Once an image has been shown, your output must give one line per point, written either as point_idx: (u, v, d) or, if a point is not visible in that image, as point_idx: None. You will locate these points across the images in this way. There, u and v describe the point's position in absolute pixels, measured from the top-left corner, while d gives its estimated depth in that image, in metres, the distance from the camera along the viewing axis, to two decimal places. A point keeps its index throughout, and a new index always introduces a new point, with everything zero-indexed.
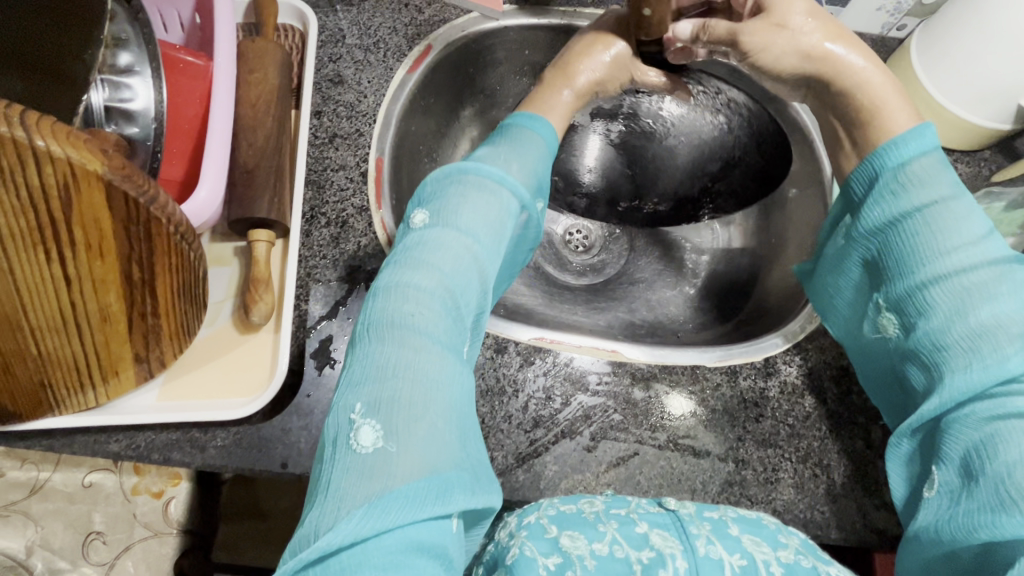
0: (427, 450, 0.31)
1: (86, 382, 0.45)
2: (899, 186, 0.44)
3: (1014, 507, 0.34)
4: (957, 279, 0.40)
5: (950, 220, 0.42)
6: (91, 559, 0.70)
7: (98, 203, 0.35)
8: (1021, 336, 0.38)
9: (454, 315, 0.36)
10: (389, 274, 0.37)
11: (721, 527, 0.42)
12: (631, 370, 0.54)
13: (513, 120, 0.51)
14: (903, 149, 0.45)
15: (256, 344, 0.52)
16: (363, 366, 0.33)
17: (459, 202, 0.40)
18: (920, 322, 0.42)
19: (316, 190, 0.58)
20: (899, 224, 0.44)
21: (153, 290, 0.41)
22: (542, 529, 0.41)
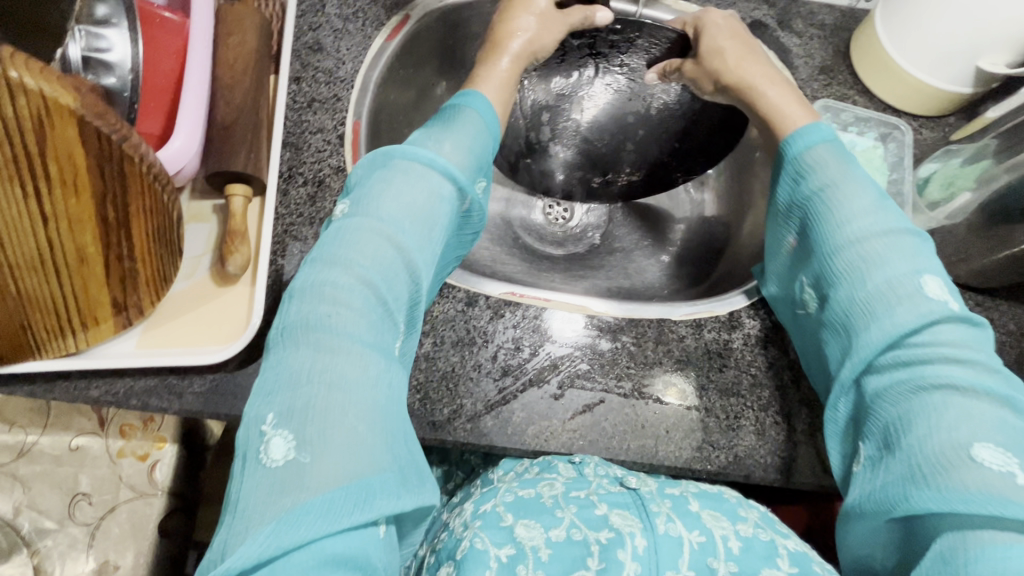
0: (344, 461, 0.31)
1: (66, 326, 0.46)
2: (807, 172, 0.50)
3: (923, 480, 0.36)
4: (858, 248, 0.44)
5: (845, 198, 0.47)
6: (77, 519, 0.72)
7: (72, 137, 0.37)
8: (909, 294, 0.42)
9: (380, 308, 0.37)
10: (308, 271, 0.38)
11: (680, 504, 0.44)
12: (599, 322, 0.56)
13: (456, 98, 0.51)
14: (805, 139, 0.51)
15: (233, 296, 0.53)
16: (277, 375, 0.34)
17: (381, 191, 0.41)
18: (833, 292, 0.46)
19: (294, 151, 0.59)
20: (811, 205, 0.49)
21: (129, 232, 0.43)
22: (498, 517, 0.43)
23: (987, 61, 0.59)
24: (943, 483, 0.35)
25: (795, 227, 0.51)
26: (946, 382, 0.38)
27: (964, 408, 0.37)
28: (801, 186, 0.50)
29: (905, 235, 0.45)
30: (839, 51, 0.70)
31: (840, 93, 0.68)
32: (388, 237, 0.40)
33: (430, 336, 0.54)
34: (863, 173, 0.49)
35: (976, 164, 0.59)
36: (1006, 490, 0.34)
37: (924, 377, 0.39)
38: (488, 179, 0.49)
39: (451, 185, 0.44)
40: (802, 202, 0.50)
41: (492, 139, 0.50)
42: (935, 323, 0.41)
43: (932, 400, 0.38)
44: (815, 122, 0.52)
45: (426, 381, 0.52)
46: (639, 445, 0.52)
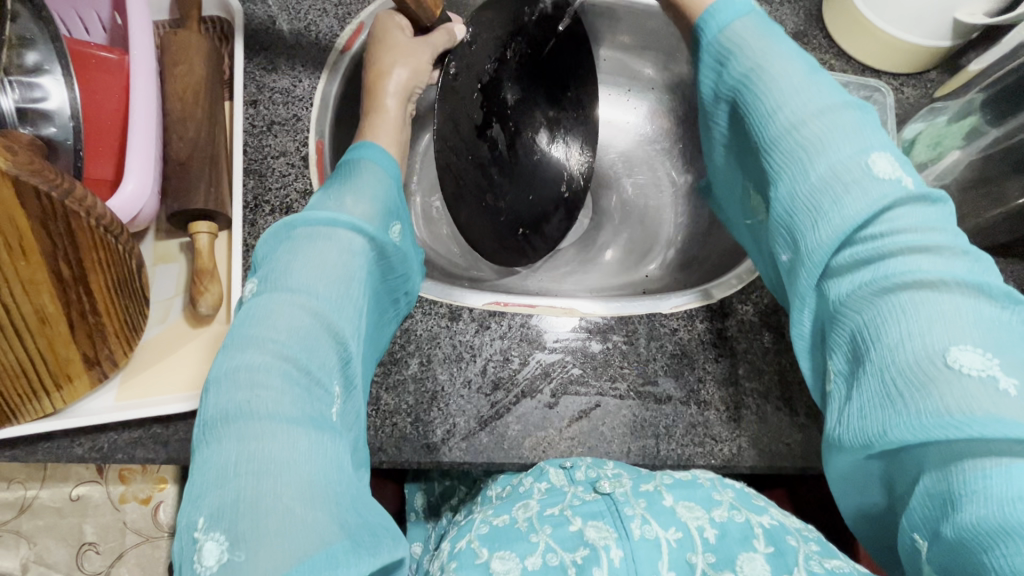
0: (280, 544, 0.30)
1: (38, 388, 0.45)
2: (729, 58, 0.43)
3: (900, 402, 0.31)
4: (797, 132, 0.38)
5: (776, 77, 0.40)
6: (87, 568, 0.72)
7: (8, 198, 0.36)
8: (865, 183, 0.35)
9: (303, 382, 0.36)
10: (220, 363, 0.37)
11: (655, 501, 0.42)
12: (588, 324, 0.54)
13: (358, 149, 0.49)
14: (718, 17, 0.44)
15: (208, 337, 0.52)
16: (202, 478, 0.33)
17: (290, 262, 0.40)
18: (776, 190, 0.39)
19: (257, 179, 0.57)
20: (740, 91, 0.42)
21: (88, 288, 0.42)
22: (474, 554, 0.42)
23: (966, 11, 0.57)
24: (923, 406, 0.30)
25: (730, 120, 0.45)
26: (913, 281, 0.32)
27: (933, 305, 0.32)
28: (728, 71, 0.43)
29: (843, 108, 0.38)
30: (811, 14, 0.67)
31: (817, 58, 0.66)
32: (304, 307, 0.39)
33: (416, 356, 0.53)
34: (792, 45, 0.42)
35: (965, 121, 0.56)
36: (989, 401, 0.29)
37: (889, 280, 0.33)
38: (401, 222, 0.49)
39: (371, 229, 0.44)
40: (734, 92, 0.43)
41: (396, 184, 0.49)
42: (892, 210, 0.35)
43: (899, 304, 0.32)
44: None
45: (415, 404, 0.51)
46: (639, 446, 0.51)
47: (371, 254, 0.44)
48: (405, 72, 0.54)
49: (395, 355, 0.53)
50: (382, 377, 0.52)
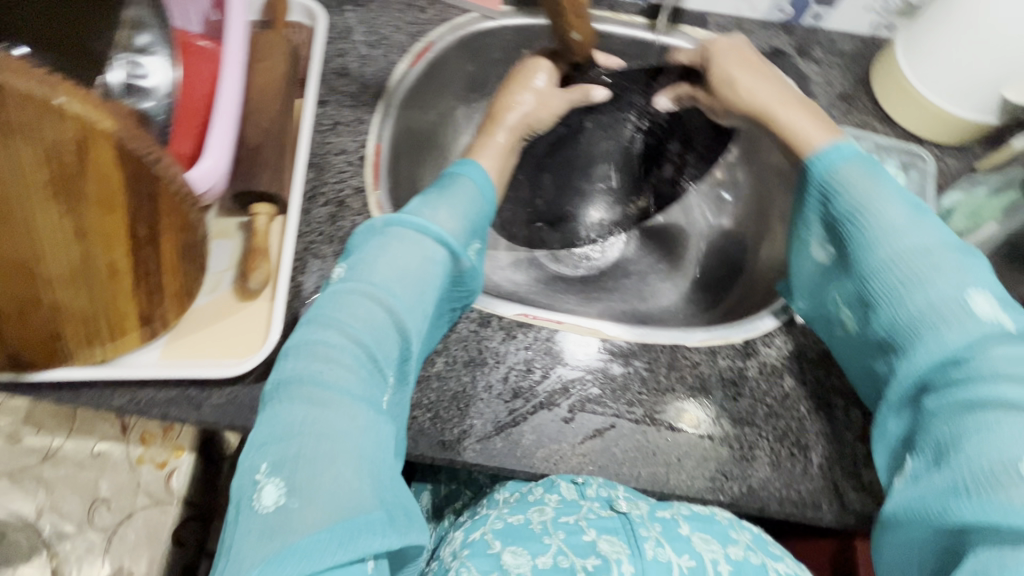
0: (329, 502, 0.36)
1: (95, 336, 0.48)
2: (836, 190, 0.49)
3: (967, 493, 0.37)
4: (901, 263, 0.45)
5: (884, 214, 0.47)
6: (96, 525, 0.73)
7: (108, 158, 0.38)
8: (964, 317, 0.41)
9: (368, 368, 0.43)
10: (301, 334, 0.44)
11: (670, 527, 0.46)
12: (611, 347, 0.56)
13: (461, 165, 0.56)
14: (829, 157, 0.50)
15: (254, 312, 0.55)
16: (270, 427, 0.39)
17: (375, 259, 0.47)
18: (881, 313, 0.46)
19: (317, 173, 0.61)
20: (847, 221, 0.48)
21: (157, 247, 0.45)
22: (486, 545, 0.48)
23: (1013, 89, 0.58)
24: (989, 497, 0.36)
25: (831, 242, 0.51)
26: (998, 399, 0.38)
27: (1012, 424, 0.38)
28: (834, 202, 0.49)
29: (949, 251, 0.45)
30: (859, 79, 0.70)
31: (861, 121, 0.68)
32: (379, 301, 0.46)
33: (442, 355, 0.55)
34: (902, 190, 0.48)
35: (1006, 194, 0.57)
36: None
37: (981, 395, 0.39)
38: (483, 240, 0.55)
39: (442, 255, 0.49)
40: (835, 220, 0.50)
41: (486, 208, 0.55)
42: (990, 345, 0.40)
43: (988, 420, 0.38)
44: (841, 139, 0.52)
45: (437, 400, 0.53)
46: (648, 473, 0.51)
47: (446, 268, 0.50)
48: (529, 110, 0.62)
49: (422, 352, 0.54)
50: None
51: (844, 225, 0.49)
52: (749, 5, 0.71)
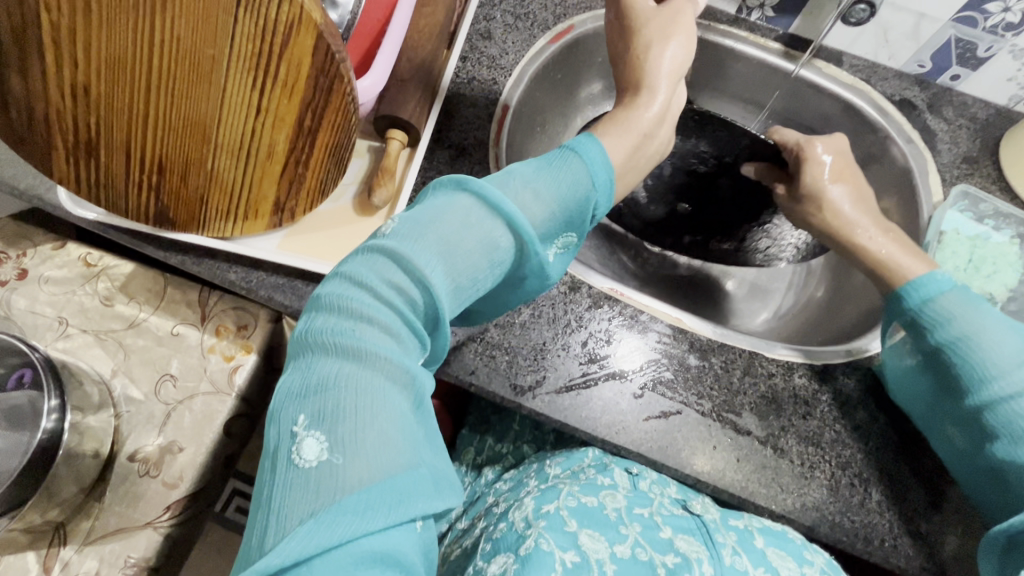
0: (379, 461, 0.31)
1: (233, 210, 0.52)
2: (939, 319, 0.49)
3: None
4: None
5: (992, 346, 0.46)
6: (160, 397, 0.78)
7: (307, 47, 0.42)
8: None
9: (414, 336, 0.37)
10: (340, 286, 0.37)
11: (745, 538, 0.51)
12: (690, 339, 0.57)
13: (573, 144, 0.45)
14: (926, 289, 0.50)
15: (367, 225, 0.58)
16: (305, 380, 0.34)
17: (430, 223, 0.38)
18: (1004, 440, 0.45)
19: (447, 118, 0.65)
20: (955, 350, 0.48)
21: (314, 141, 0.48)
22: (562, 521, 0.47)
23: None
24: None
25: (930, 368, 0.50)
26: None
27: None
28: (932, 333, 0.49)
29: None
30: (987, 146, 0.70)
31: (981, 186, 0.68)
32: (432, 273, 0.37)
33: (529, 307, 0.57)
34: (1002, 317, 0.48)
35: None
36: None
37: None
38: (576, 233, 0.44)
39: (509, 245, 0.39)
40: (935, 349, 0.49)
41: (594, 199, 0.43)
42: None
43: None
44: (935, 271, 0.52)
45: (517, 346, 0.55)
46: (705, 465, 0.52)
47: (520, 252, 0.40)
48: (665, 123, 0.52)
49: None
50: None
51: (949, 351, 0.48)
52: (888, 52, 0.72)
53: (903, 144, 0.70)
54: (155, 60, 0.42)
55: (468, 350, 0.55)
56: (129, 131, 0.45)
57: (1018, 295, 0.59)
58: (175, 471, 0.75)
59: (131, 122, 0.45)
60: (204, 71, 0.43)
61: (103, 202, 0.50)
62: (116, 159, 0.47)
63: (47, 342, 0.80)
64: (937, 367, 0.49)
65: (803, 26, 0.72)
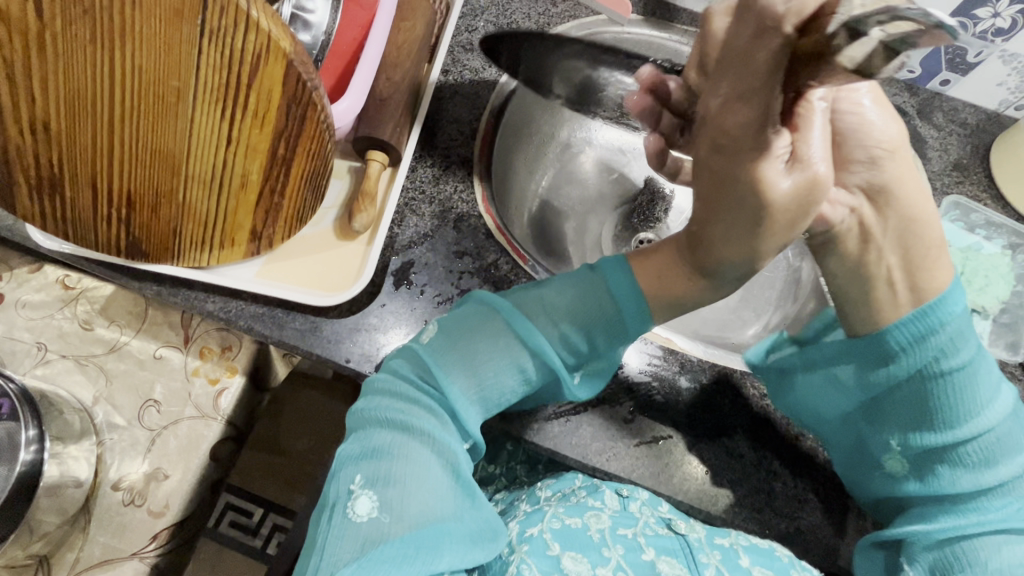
0: (416, 519, 0.38)
1: (208, 240, 0.50)
2: (948, 343, 0.43)
3: None
4: (994, 433, 0.44)
5: (983, 384, 0.44)
6: (144, 423, 0.76)
7: (277, 76, 0.41)
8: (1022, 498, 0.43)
9: (449, 422, 0.44)
10: (392, 376, 0.46)
11: (731, 557, 0.46)
12: (681, 360, 0.56)
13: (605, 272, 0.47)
14: (952, 306, 0.43)
15: (349, 251, 0.57)
16: (362, 448, 0.42)
17: (464, 336, 0.46)
18: (945, 468, 0.44)
19: (429, 135, 0.63)
20: (954, 379, 0.44)
21: (288, 169, 0.46)
22: (544, 544, 0.45)
23: None
24: None
25: (907, 388, 0.45)
26: None
27: None
28: (936, 355, 0.43)
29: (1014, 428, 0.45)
30: (977, 151, 0.69)
31: (971, 194, 0.67)
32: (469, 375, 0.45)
33: None
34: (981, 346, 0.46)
35: None
36: None
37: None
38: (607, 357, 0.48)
39: (537, 367, 0.46)
40: (934, 373, 0.44)
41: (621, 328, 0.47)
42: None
43: None
44: (954, 280, 0.45)
45: None
46: (699, 494, 0.52)
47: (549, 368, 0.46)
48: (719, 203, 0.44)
49: None
50: None
51: (932, 384, 0.44)
52: None
53: None
54: (118, 93, 0.40)
55: None
56: (96, 166, 0.44)
57: (1011, 306, 0.59)
58: (160, 499, 0.74)
59: (96, 156, 0.43)
60: (171, 103, 0.41)
61: (71, 237, 0.48)
62: (82, 193, 0.45)
63: (25, 369, 0.78)
64: (918, 392, 0.44)
65: None
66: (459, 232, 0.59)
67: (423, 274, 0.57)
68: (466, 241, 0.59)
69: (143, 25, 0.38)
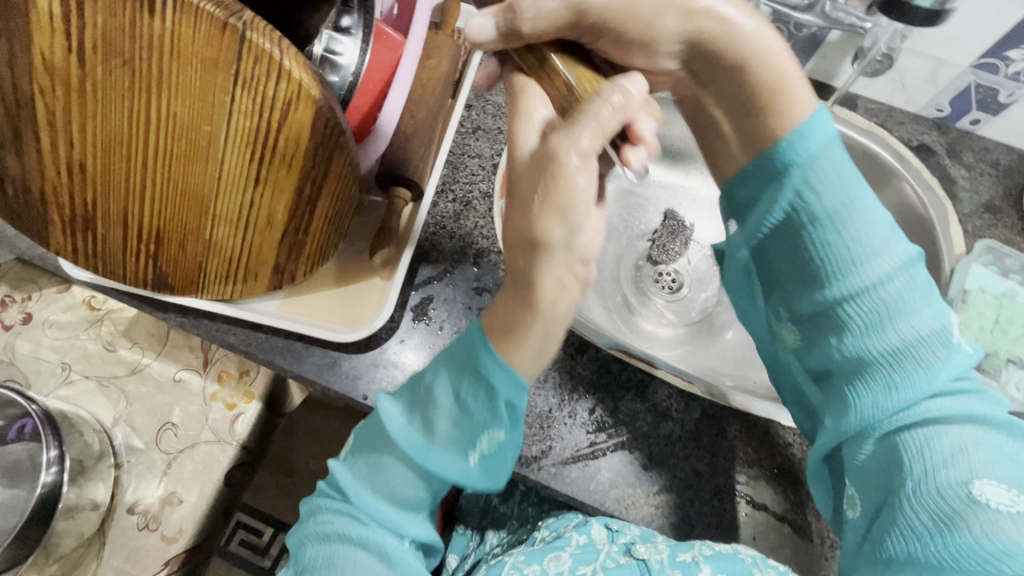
0: None
1: (231, 274, 0.50)
2: (803, 195, 0.47)
3: (958, 528, 0.37)
4: (874, 291, 0.45)
5: (857, 229, 0.46)
6: (161, 446, 0.77)
7: (306, 121, 0.41)
8: (936, 355, 0.43)
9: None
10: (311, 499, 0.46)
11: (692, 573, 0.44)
12: (703, 406, 0.55)
13: (476, 356, 0.39)
14: (808, 146, 0.47)
15: (368, 285, 0.57)
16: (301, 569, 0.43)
17: (366, 441, 0.45)
18: (836, 338, 0.47)
19: (451, 170, 0.64)
20: (819, 230, 0.47)
21: (312, 209, 0.47)
22: None
23: None
24: (959, 535, 0.37)
25: (779, 247, 0.49)
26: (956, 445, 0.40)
27: (965, 455, 0.40)
28: (800, 204, 0.47)
29: (910, 267, 0.46)
30: (1009, 193, 0.68)
31: (1004, 237, 0.65)
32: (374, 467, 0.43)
33: None
34: (861, 180, 0.48)
35: None
36: (1015, 530, 0.36)
37: (943, 437, 0.41)
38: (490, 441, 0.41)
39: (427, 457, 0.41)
40: (801, 227, 0.48)
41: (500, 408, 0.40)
42: (937, 396, 0.42)
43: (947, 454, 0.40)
44: (817, 112, 0.48)
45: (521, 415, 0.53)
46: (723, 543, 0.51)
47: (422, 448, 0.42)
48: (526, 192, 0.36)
49: None
50: None
51: (805, 234, 0.48)
52: (904, 96, 0.70)
53: (921, 191, 0.66)
54: (152, 138, 0.41)
55: None
56: (127, 206, 0.45)
57: None
58: (174, 525, 0.74)
59: (128, 194, 0.44)
60: (202, 146, 0.42)
61: (101, 269, 0.49)
62: (112, 230, 0.46)
63: (49, 389, 0.79)
64: (796, 247, 0.48)
65: (815, 68, 0.71)
66: (479, 268, 0.59)
67: (441, 310, 0.57)
68: (485, 277, 0.59)
69: (178, 75, 0.38)
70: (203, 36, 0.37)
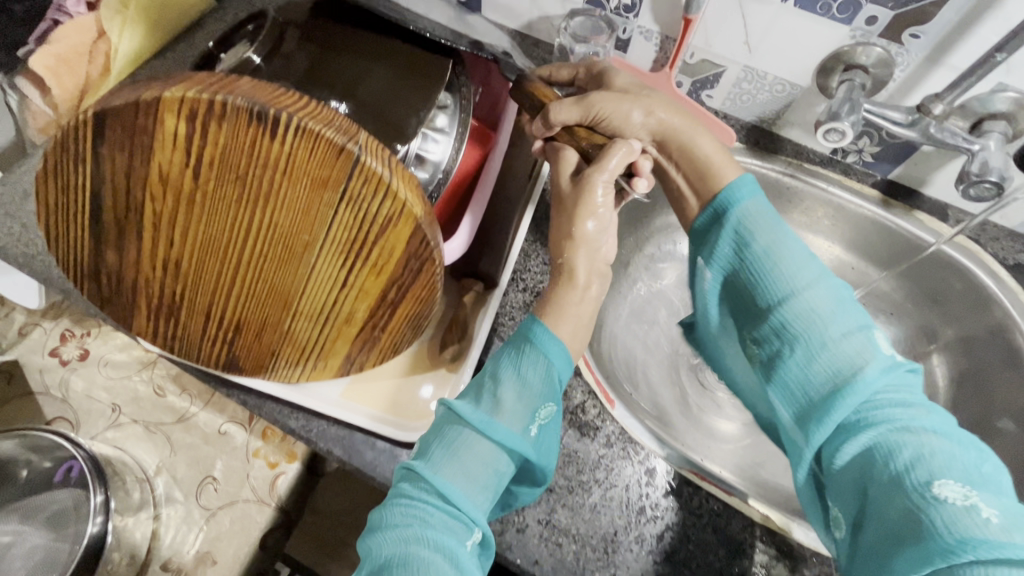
0: None
1: (303, 359, 0.49)
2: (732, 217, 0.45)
3: (919, 541, 0.32)
4: (805, 302, 0.40)
5: (787, 253, 0.42)
6: (200, 501, 0.76)
7: (403, 236, 0.40)
8: (871, 359, 0.39)
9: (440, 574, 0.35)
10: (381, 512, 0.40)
11: None
12: (780, 543, 0.51)
13: (532, 334, 0.44)
14: (739, 193, 0.45)
15: (433, 377, 0.56)
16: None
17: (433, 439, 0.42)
18: (786, 356, 0.41)
19: (523, 257, 0.62)
20: (753, 250, 0.43)
21: (393, 311, 0.46)
22: None
23: None
24: (928, 545, 0.32)
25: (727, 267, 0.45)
26: (917, 451, 0.35)
27: (922, 459, 0.34)
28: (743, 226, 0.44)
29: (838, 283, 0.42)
30: None
31: None
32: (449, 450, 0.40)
33: (601, 486, 0.52)
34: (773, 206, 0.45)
35: None
36: (976, 523, 0.31)
37: (898, 445, 0.36)
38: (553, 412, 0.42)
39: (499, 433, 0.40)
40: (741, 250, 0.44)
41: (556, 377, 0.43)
42: (876, 398, 0.38)
43: (907, 460, 0.35)
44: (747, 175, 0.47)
45: (586, 534, 0.50)
46: None
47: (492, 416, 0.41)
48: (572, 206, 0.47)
49: (582, 477, 0.53)
50: (564, 494, 0.52)
51: (745, 261, 0.44)
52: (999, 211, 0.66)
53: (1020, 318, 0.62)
54: (250, 242, 0.41)
55: (533, 536, 0.50)
56: (214, 298, 0.44)
57: None
58: None
59: (215, 289, 0.44)
60: (298, 253, 0.41)
61: (178, 350, 0.49)
62: (196, 318, 0.46)
63: (97, 430, 0.79)
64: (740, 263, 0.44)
65: (903, 174, 0.68)
66: None
67: None
68: None
69: (287, 191, 0.38)
70: (318, 157, 0.37)
